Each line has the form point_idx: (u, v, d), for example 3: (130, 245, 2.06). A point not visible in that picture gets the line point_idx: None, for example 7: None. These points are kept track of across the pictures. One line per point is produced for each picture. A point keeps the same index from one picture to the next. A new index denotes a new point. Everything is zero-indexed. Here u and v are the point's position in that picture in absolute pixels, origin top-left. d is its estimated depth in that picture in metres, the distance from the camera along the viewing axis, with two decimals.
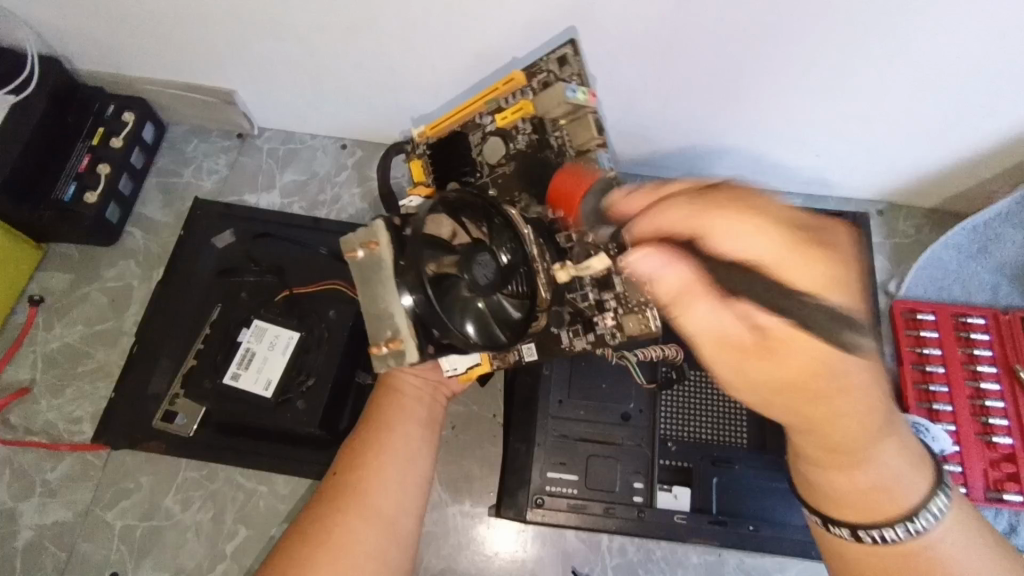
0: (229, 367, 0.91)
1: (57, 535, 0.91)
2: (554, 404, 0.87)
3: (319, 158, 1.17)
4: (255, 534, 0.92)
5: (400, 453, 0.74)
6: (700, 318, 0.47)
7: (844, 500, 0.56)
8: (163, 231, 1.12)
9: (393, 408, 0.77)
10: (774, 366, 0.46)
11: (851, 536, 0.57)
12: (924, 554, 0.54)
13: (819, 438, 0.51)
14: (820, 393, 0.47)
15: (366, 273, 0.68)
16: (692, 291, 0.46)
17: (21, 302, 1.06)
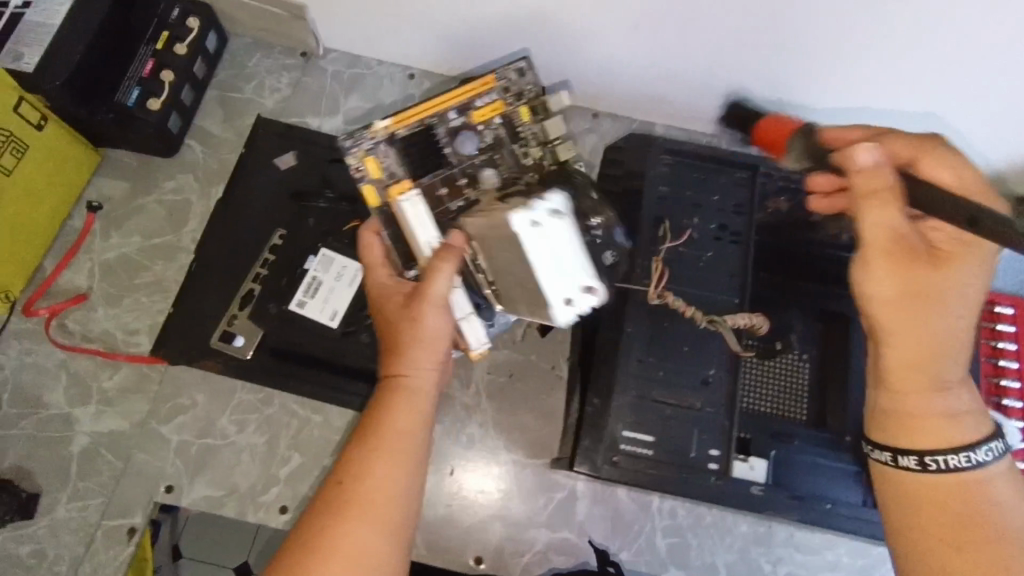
0: (295, 294, 0.93)
1: (112, 445, 0.90)
2: (634, 361, 0.77)
3: (385, 86, 1.13)
4: (308, 461, 0.92)
5: (408, 452, 0.71)
6: (880, 219, 0.61)
7: (915, 423, 0.61)
8: (224, 146, 1.08)
9: (400, 401, 0.73)
10: (928, 274, 0.62)
11: (916, 468, 0.60)
12: (985, 493, 0.58)
13: (903, 351, 0.63)
14: (931, 297, 0.61)
15: (541, 245, 0.61)
16: (890, 194, 0.60)
17: (78, 207, 1.02)
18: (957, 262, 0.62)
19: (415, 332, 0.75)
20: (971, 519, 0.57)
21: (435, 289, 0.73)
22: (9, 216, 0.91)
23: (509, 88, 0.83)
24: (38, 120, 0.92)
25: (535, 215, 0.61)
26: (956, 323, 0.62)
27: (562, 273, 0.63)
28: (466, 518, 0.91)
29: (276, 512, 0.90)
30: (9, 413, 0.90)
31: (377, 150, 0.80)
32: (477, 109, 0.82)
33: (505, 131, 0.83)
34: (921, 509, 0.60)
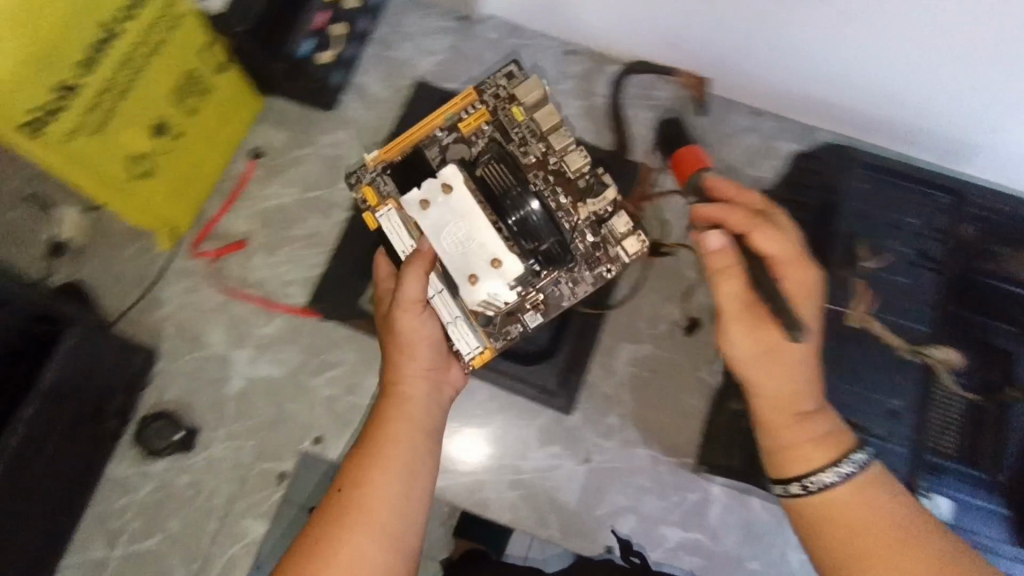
0: None
1: (266, 391, 0.93)
2: (823, 385, 0.78)
3: (543, 59, 1.11)
4: (452, 428, 0.96)
5: (406, 463, 0.68)
6: (730, 297, 0.65)
7: (796, 451, 0.63)
8: (382, 105, 1.08)
9: (394, 415, 0.71)
10: (787, 354, 0.64)
11: (797, 490, 0.62)
12: (847, 499, 0.60)
13: (775, 402, 0.64)
14: (784, 354, 0.64)
15: (443, 217, 0.71)
16: (728, 269, 0.65)
17: (240, 152, 1.03)
18: (791, 346, 0.63)
19: (395, 341, 0.74)
20: (884, 522, 0.58)
21: (408, 293, 0.72)
22: (190, 160, 0.92)
23: (494, 99, 0.81)
24: (219, 64, 0.90)
25: (421, 194, 0.72)
26: (793, 373, 0.64)
27: (467, 250, 0.71)
28: (600, 503, 0.95)
29: None
30: (171, 348, 0.93)
31: (375, 180, 0.81)
32: (463, 120, 0.80)
33: (497, 134, 0.81)
34: (829, 528, 0.60)
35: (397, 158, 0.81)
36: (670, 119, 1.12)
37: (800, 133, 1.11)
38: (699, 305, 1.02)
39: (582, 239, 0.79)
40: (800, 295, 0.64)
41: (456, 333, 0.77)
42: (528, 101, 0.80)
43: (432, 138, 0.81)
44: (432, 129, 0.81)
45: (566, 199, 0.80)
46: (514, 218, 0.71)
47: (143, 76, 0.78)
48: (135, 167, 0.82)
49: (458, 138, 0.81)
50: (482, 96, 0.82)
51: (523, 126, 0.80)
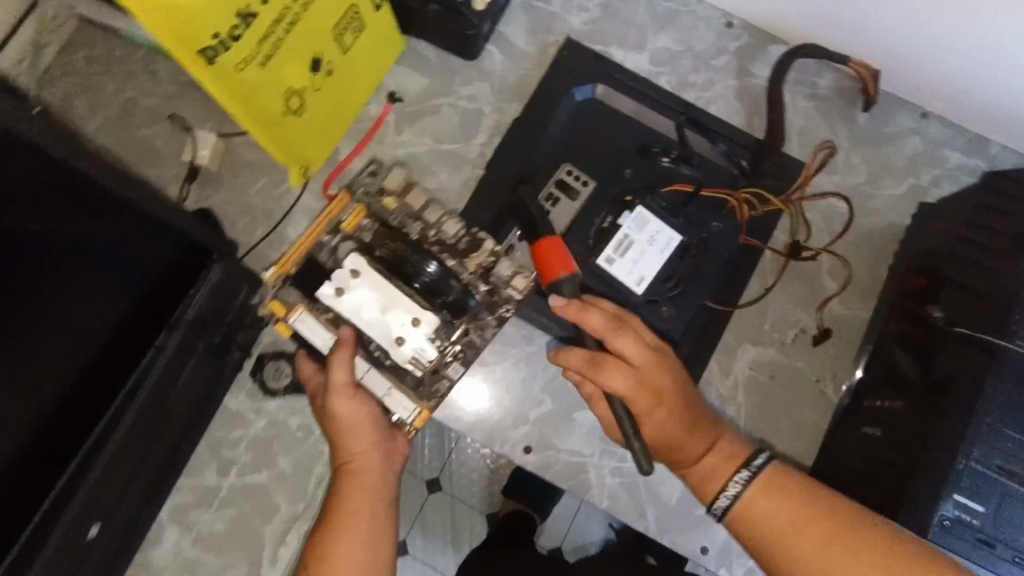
0: (604, 249, 0.87)
1: None
2: (982, 425, 0.70)
3: (700, 30, 1.05)
4: (559, 409, 0.93)
5: (368, 534, 0.71)
6: (617, 387, 0.71)
7: (758, 529, 0.65)
8: (525, 61, 1.03)
9: (351, 490, 0.73)
10: (687, 436, 0.72)
11: (730, 501, 0.67)
12: (747, 511, 0.66)
13: (747, 521, 0.66)
14: (698, 426, 0.72)
15: (361, 301, 0.71)
16: (608, 360, 0.72)
17: (377, 95, 1.00)
18: (671, 426, 0.71)
19: (336, 427, 0.74)
20: (812, 518, 0.63)
21: (337, 380, 0.72)
22: (335, 99, 0.90)
23: (362, 190, 0.73)
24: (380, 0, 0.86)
25: (329, 287, 0.70)
26: (693, 431, 0.72)
27: (384, 320, 0.72)
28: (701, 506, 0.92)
29: (520, 450, 0.92)
30: None
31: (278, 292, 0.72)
32: (346, 221, 0.73)
33: (378, 226, 0.74)
34: (761, 530, 0.64)
35: (293, 269, 0.73)
36: (827, 111, 1.04)
37: (967, 142, 1.03)
38: (830, 314, 0.98)
39: (475, 290, 0.74)
40: (649, 362, 0.72)
41: (398, 399, 0.74)
42: (394, 187, 0.74)
43: (321, 244, 0.73)
44: (320, 237, 0.73)
45: (451, 262, 0.74)
46: (418, 282, 0.71)
47: (311, 7, 0.76)
48: (289, 101, 0.81)
49: (346, 235, 0.73)
50: (353, 195, 0.74)
51: (399, 213, 0.74)
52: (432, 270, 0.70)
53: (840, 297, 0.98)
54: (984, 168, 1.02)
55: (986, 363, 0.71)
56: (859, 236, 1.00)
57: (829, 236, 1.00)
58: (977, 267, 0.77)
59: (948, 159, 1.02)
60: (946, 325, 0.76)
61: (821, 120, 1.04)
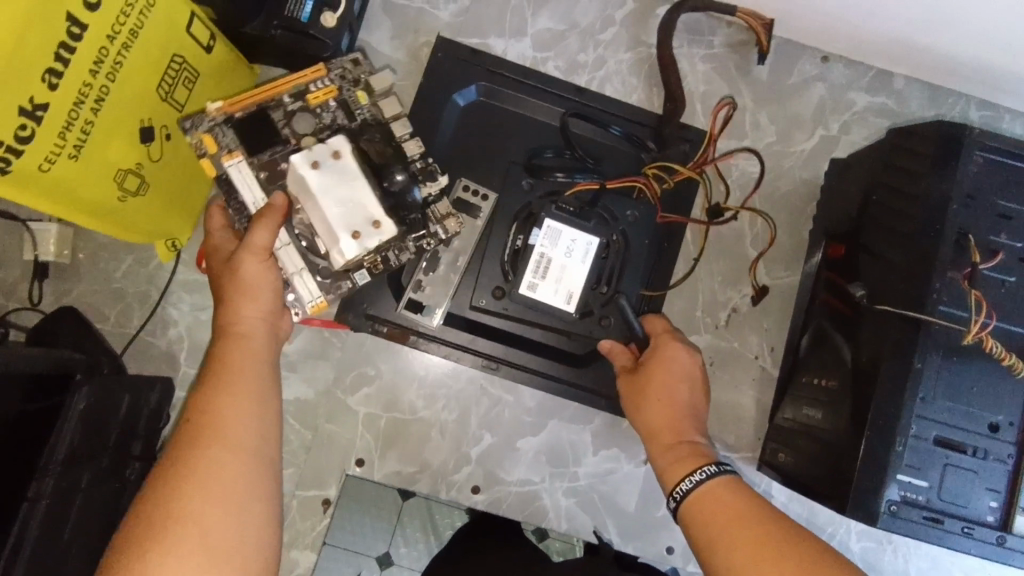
0: (523, 276, 0.81)
1: (300, 413, 0.87)
2: (917, 401, 0.68)
3: (581, 3, 0.96)
4: (500, 442, 0.89)
5: (257, 389, 0.64)
6: (674, 356, 0.77)
7: (709, 520, 0.64)
8: (396, 71, 0.92)
9: (237, 353, 0.66)
10: (674, 408, 0.74)
11: (687, 489, 0.67)
12: (705, 500, 0.65)
13: (707, 510, 0.65)
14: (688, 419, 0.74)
15: (332, 180, 0.69)
16: (667, 337, 0.80)
17: None
18: (682, 420, 0.74)
19: (232, 286, 0.69)
20: (750, 521, 0.62)
21: (257, 240, 0.68)
22: (184, 158, 0.78)
23: (341, 76, 0.77)
24: (208, 40, 0.74)
25: (310, 156, 0.69)
26: (681, 415, 0.74)
27: (347, 207, 0.69)
28: (660, 508, 0.91)
29: (468, 492, 0.88)
30: (187, 374, 0.84)
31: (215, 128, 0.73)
32: (311, 93, 0.75)
33: (340, 115, 0.76)
34: (709, 522, 0.63)
35: (242, 114, 0.74)
36: (726, 70, 0.98)
37: (871, 81, 0.99)
38: (760, 287, 0.95)
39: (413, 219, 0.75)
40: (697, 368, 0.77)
41: (304, 282, 0.73)
42: (382, 88, 0.77)
43: (280, 104, 0.75)
44: (280, 95, 0.75)
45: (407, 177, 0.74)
46: (384, 186, 0.71)
47: (120, 73, 0.64)
48: (123, 181, 0.70)
49: (304, 106, 0.75)
50: (330, 75, 0.76)
51: (365, 109, 0.77)
52: (398, 178, 0.70)
53: (766, 267, 0.95)
54: (892, 105, 0.98)
55: (910, 336, 0.68)
56: (776, 201, 0.97)
57: (746, 206, 0.96)
58: (897, 237, 0.73)
59: (854, 102, 0.98)
60: (868, 303, 0.73)
61: (721, 81, 0.98)
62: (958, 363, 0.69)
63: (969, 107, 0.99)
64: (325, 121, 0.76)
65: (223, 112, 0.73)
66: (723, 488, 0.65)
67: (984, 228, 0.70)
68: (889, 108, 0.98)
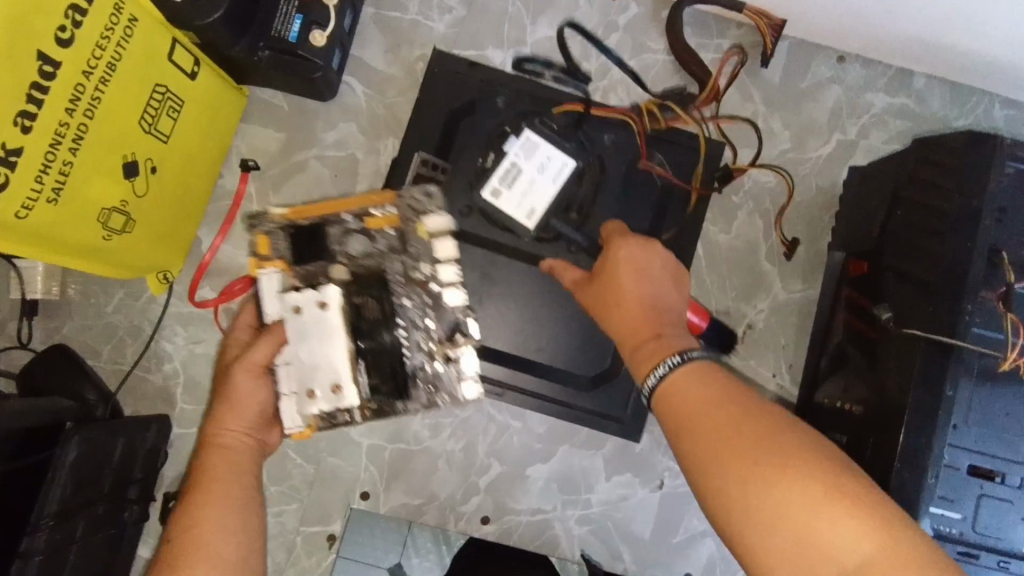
0: (489, 179, 0.76)
1: (301, 447, 0.84)
2: (949, 429, 0.64)
3: (582, 9, 0.91)
4: (509, 471, 0.86)
5: (236, 495, 0.64)
6: (636, 253, 0.70)
7: (683, 409, 0.55)
8: (391, 87, 0.89)
9: (217, 462, 0.66)
10: (647, 307, 0.66)
11: (659, 377, 0.59)
12: (677, 386, 0.57)
13: (680, 400, 0.56)
14: (665, 318, 0.66)
15: (307, 335, 0.73)
16: (625, 236, 0.72)
17: (228, 163, 0.86)
18: (656, 319, 0.65)
19: (223, 399, 0.70)
20: (725, 405, 0.53)
21: (254, 356, 0.71)
22: (171, 190, 0.75)
23: (410, 207, 0.77)
24: (190, 65, 0.71)
25: (299, 299, 0.73)
26: (653, 313, 0.66)
27: (320, 367, 0.73)
28: (677, 534, 0.87)
29: (477, 523, 0.85)
30: (183, 411, 0.81)
31: (267, 231, 0.75)
32: (371, 217, 0.77)
33: (393, 244, 0.77)
34: (680, 407, 0.56)
35: (302, 222, 0.76)
36: (735, 74, 0.93)
37: (890, 81, 0.94)
38: (776, 302, 0.91)
39: (419, 365, 0.79)
40: (665, 266, 0.70)
41: (289, 408, 0.73)
42: (438, 235, 0.76)
43: (341, 222, 0.77)
44: (342, 215, 0.77)
45: (425, 324, 0.78)
46: (360, 342, 0.76)
47: (98, 108, 0.61)
48: (108, 220, 0.67)
49: (359, 232, 0.77)
50: (398, 202, 0.77)
51: (421, 245, 0.77)
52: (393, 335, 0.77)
53: (782, 280, 0.91)
54: (912, 106, 0.94)
55: (944, 363, 0.64)
56: (791, 211, 0.92)
57: (760, 216, 0.92)
58: (925, 255, 0.69)
59: (872, 104, 0.94)
60: (896, 327, 0.69)
61: (732, 86, 0.93)
62: (993, 388, 0.64)
63: (994, 106, 0.94)
64: (377, 251, 0.77)
65: (282, 217, 0.76)
66: (698, 374, 0.57)
67: (1019, 242, 0.66)
68: (909, 109, 0.94)
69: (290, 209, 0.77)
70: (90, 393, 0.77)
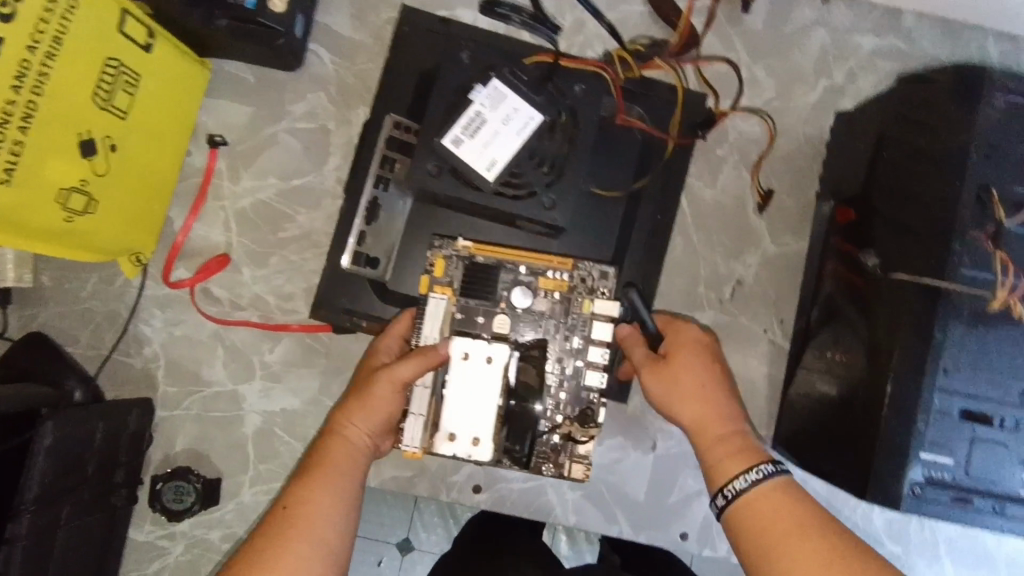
0: (451, 127, 0.72)
1: (288, 424, 0.81)
2: (939, 374, 0.62)
3: None
4: None
5: (343, 486, 0.62)
6: (694, 347, 0.69)
7: (760, 527, 0.57)
8: (359, 53, 0.86)
9: (336, 455, 0.64)
10: (710, 401, 0.66)
11: (733, 494, 0.61)
12: (744, 510, 0.59)
13: (762, 513, 0.58)
14: (728, 415, 0.65)
15: (482, 388, 0.65)
16: (680, 326, 0.72)
17: (196, 140, 0.84)
18: (724, 420, 0.65)
19: (358, 396, 0.67)
20: (796, 524, 0.56)
21: (400, 371, 0.65)
22: (135, 169, 0.73)
23: (583, 283, 0.74)
24: (145, 39, 0.69)
25: (470, 347, 0.65)
26: (720, 412, 0.65)
27: (473, 415, 0.65)
28: (671, 493, 0.87)
29: (470, 492, 0.85)
30: (167, 393, 0.81)
31: (448, 257, 0.75)
32: (545, 278, 0.74)
33: (557, 310, 0.74)
34: (764, 517, 0.58)
35: (479, 258, 0.75)
36: (716, 23, 0.90)
37: (877, 22, 0.90)
38: (767, 257, 0.89)
39: (550, 436, 0.74)
40: (710, 344, 0.70)
41: (413, 426, 0.67)
42: (602, 315, 0.73)
43: (515, 271, 0.75)
44: (520, 265, 0.75)
45: (563, 396, 0.73)
46: (512, 400, 0.71)
47: (47, 85, 0.59)
48: (68, 201, 0.65)
49: (531, 287, 0.74)
50: (574, 271, 0.74)
51: (580, 317, 0.74)
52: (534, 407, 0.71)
53: (771, 235, 0.89)
54: (902, 47, 0.90)
55: (933, 307, 0.62)
56: (779, 163, 0.90)
57: (747, 170, 0.90)
58: (914, 197, 0.67)
59: (860, 47, 0.90)
60: (883, 273, 0.67)
61: (713, 35, 0.90)
62: (984, 330, 0.62)
63: (987, 41, 0.90)
64: (542, 310, 0.74)
65: (468, 252, 0.75)
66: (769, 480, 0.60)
67: (1010, 179, 0.63)
68: (899, 50, 0.90)
69: (478, 244, 0.75)
70: (70, 378, 0.77)
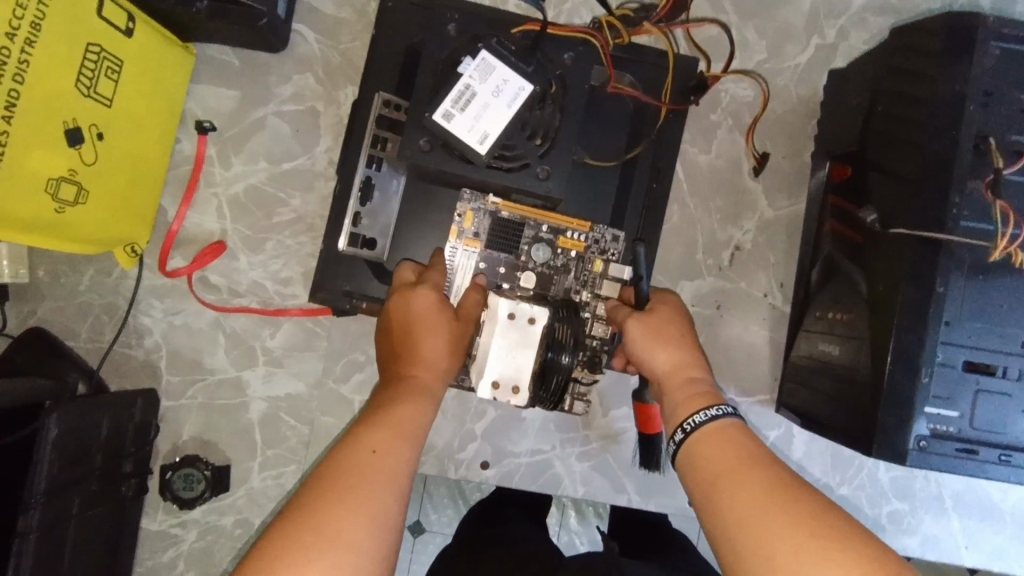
0: (442, 102, 0.70)
1: (293, 408, 0.82)
2: (942, 326, 0.62)
3: None
4: (504, 415, 0.86)
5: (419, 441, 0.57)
6: (664, 307, 0.68)
7: (712, 469, 0.55)
8: (344, 32, 0.85)
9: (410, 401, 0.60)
10: (678, 352, 0.65)
11: (685, 434, 0.59)
12: (698, 446, 0.57)
13: (713, 450, 0.56)
14: (694, 367, 0.64)
15: (520, 345, 0.70)
16: (661, 297, 0.71)
17: (185, 127, 0.83)
18: (688, 369, 0.64)
19: (424, 344, 0.64)
20: (759, 464, 0.53)
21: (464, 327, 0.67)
22: (122, 158, 0.72)
23: (596, 245, 0.80)
24: (125, 23, 0.67)
25: (515, 308, 0.70)
26: (687, 363, 0.64)
27: (514, 363, 0.70)
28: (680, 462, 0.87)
29: (477, 468, 0.85)
30: (170, 383, 0.81)
31: (476, 211, 0.79)
32: (563, 237, 0.79)
33: (571, 266, 0.80)
34: (716, 457, 0.55)
35: (507, 214, 0.78)
36: None
37: None
38: (764, 220, 0.89)
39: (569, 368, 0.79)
40: (682, 312, 0.69)
41: None
42: (612, 276, 0.79)
43: (536, 230, 0.79)
44: (540, 223, 0.79)
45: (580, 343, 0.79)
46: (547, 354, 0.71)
47: (28, 73, 0.58)
48: (58, 192, 0.64)
49: (551, 245, 0.79)
50: (590, 234, 0.80)
51: (592, 276, 0.80)
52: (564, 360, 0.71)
53: (767, 198, 0.89)
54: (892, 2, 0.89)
55: (932, 259, 0.62)
56: (773, 125, 0.89)
57: (740, 133, 0.89)
58: (910, 149, 0.66)
59: (851, 3, 0.89)
60: (883, 229, 0.67)
61: None
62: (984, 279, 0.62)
63: None
64: (556, 265, 0.79)
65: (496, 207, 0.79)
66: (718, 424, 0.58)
67: (1006, 127, 0.63)
68: (889, 5, 0.89)
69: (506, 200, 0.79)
70: (70, 371, 0.77)
